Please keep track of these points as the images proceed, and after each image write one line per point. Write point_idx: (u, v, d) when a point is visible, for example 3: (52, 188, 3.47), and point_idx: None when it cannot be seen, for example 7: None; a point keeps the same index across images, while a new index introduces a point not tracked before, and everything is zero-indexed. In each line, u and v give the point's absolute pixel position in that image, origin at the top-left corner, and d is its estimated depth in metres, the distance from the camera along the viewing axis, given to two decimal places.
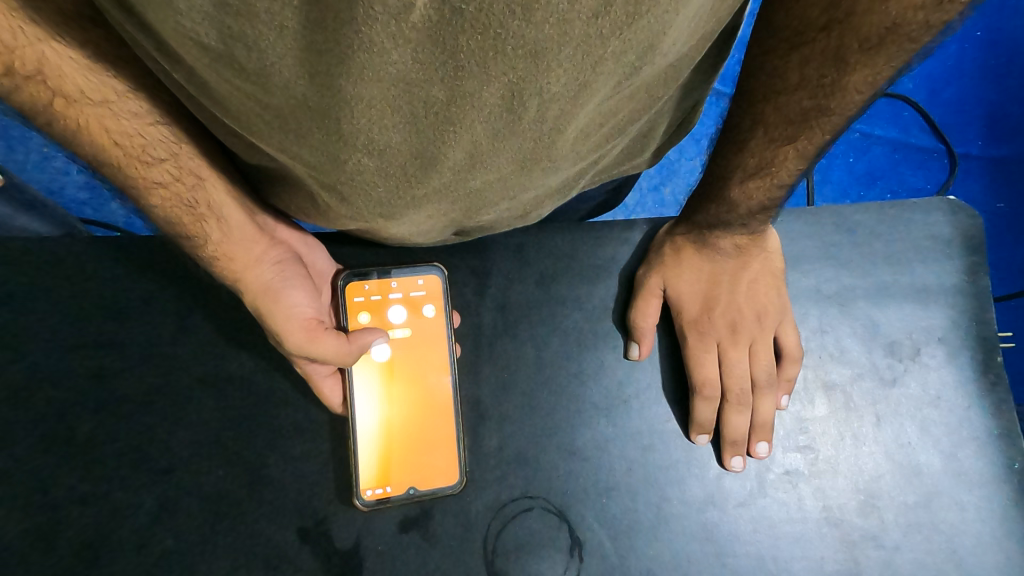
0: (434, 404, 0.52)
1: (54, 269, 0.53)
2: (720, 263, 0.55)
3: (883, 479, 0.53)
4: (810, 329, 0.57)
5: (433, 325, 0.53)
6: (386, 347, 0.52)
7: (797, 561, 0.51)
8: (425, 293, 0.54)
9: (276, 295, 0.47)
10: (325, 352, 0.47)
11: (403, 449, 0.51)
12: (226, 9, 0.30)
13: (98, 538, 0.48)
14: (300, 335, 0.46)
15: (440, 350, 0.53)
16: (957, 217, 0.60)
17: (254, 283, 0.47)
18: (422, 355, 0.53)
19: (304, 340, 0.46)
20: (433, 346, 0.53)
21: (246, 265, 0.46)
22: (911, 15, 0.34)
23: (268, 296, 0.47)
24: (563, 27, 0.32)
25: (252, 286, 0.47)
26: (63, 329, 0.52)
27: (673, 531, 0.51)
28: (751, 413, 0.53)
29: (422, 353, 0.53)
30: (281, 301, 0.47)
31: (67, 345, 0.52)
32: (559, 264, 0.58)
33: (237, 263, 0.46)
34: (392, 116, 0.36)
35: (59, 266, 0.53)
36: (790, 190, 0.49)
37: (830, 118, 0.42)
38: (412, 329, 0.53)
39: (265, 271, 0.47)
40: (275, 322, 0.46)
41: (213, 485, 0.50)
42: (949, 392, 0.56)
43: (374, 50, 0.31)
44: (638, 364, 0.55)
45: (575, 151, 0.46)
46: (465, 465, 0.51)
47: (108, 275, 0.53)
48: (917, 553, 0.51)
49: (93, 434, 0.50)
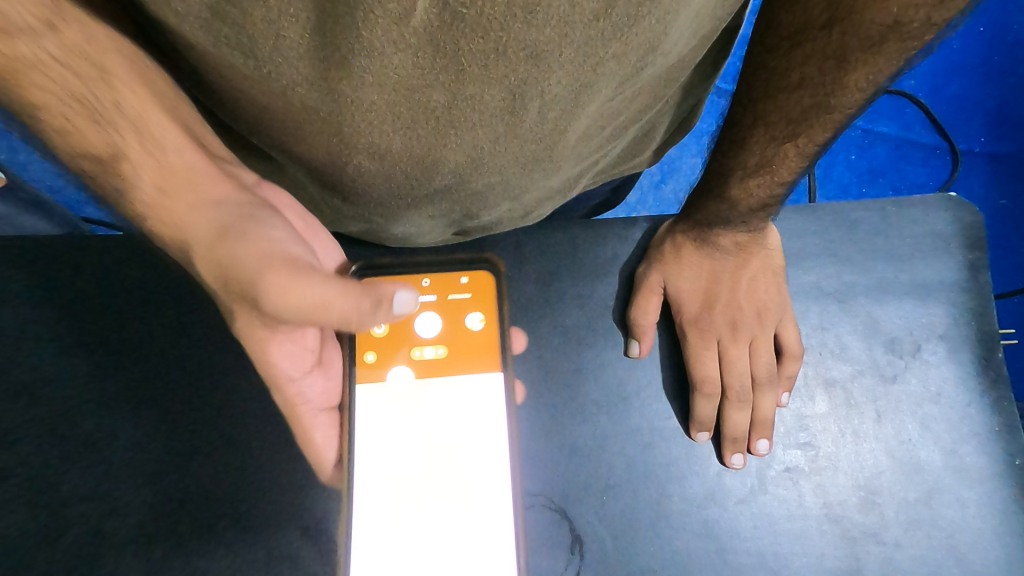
0: (474, 463, 0.46)
1: (60, 273, 0.54)
2: (720, 261, 0.56)
3: (884, 475, 0.53)
4: (810, 325, 0.57)
5: (477, 364, 0.48)
6: (407, 368, 0.47)
7: (797, 558, 0.50)
8: (469, 295, 0.48)
9: (246, 232, 0.39)
10: (312, 291, 0.38)
11: (423, 510, 0.45)
12: (225, 20, 0.32)
13: (98, 536, 0.48)
14: (284, 272, 0.38)
15: (487, 395, 0.47)
16: (957, 214, 0.60)
17: (205, 223, 0.39)
18: (459, 398, 0.47)
19: (286, 277, 0.38)
20: (476, 390, 0.47)
21: (192, 208, 0.39)
22: (912, 12, 0.34)
23: (233, 234, 0.39)
24: (564, 28, 0.32)
25: (211, 227, 0.39)
26: (69, 328, 0.53)
27: (673, 528, 0.51)
28: (751, 409, 0.54)
29: (460, 395, 0.47)
30: (250, 239, 0.39)
31: (72, 343, 0.52)
32: (559, 262, 0.58)
33: (177, 197, 0.39)
34: (393, 121, 0.37)
35: (65, 269, 0.54)
36: (790, 187, 0.49)
37: (831, 115, 0.42)
38: (446, 358, 0.48)
39: (223, 209, 0.40)
40: (249, 266, 0.38)
41: (213, 483, 0.50)
42: (951, 389, 0.55)
43: (376, 53, 0.32)
44: (639, 361, 0.55)
45: (577, 151, 0.46)
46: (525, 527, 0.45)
47: (114, 275, 0.54)
48: (918, 550, 0.51)
49: (95, 433, 0.50)
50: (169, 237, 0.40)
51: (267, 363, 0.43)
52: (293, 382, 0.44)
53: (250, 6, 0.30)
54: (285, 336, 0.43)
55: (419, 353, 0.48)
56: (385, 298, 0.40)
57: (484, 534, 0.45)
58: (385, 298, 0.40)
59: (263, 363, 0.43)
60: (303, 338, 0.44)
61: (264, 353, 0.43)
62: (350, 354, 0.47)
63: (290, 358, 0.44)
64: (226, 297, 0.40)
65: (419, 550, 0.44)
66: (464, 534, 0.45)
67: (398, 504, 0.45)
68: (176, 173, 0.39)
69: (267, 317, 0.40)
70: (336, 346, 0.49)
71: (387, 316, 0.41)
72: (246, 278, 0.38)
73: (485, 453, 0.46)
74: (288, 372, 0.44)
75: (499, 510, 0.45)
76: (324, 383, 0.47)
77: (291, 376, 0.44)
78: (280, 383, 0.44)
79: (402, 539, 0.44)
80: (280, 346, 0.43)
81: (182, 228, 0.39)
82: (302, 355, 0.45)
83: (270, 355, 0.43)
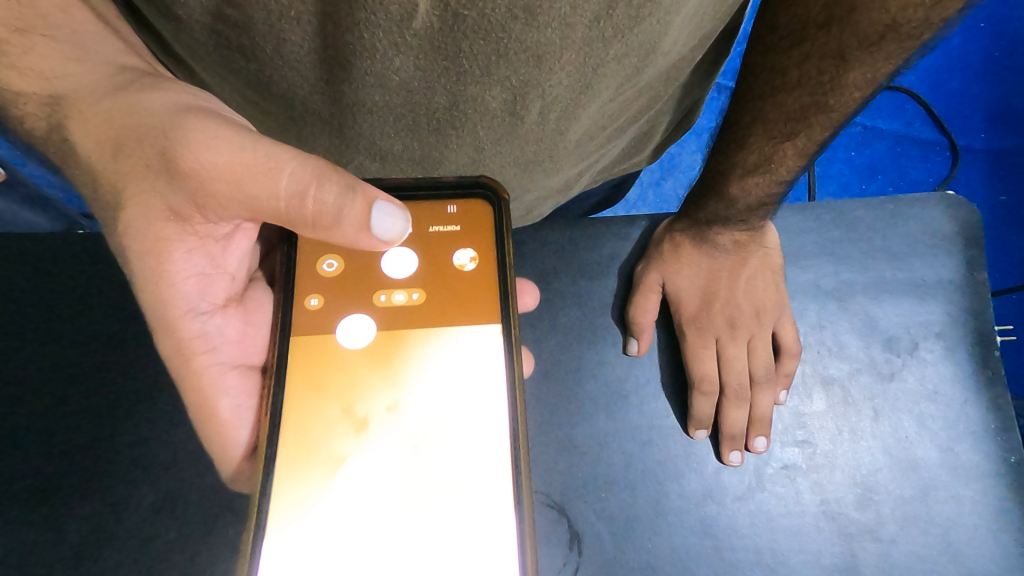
0: (463, 454, 0.36)
1: (74, 278, 0.56)
2: (720, 259, 0.57)
3: (881, 473, 0.53)
4: (808, 324, 0.58)
5: (462, 325, 0.39)
6: (367, 321, 0.38)
7: (795, 555, 0.50)
8: (457, 229, 0.40)
9: (165, 87, 0.35)
10: (234, 147, 0.33)
11: (373, 514, 0.35)
12: (227, 23, 0.32)
13: (98, 534, 0.48)
14: (213, 122, 0.33)
15: (473, 375, 0.38)
16: (955, 212, 0.60)
17: (88, 80, 0.35)
18: (434, 375, 0.38)
19: (205, 134, 0.33)
20: (459, 368, 0.38)
21: (65, 60, 0.35)
22: (910, 12, 0.34)
23: (145, 85, 0.35)
24: (565, 30, 0.32)
25: (109, 81, 0.35)
26: (83, 329, 0.54)
27: (672, 525, 0.51)
28: (749, 407, 0.54)
29: (436, 373, 0.38)
30: (159, 93, 0.34)
31: (84, 343, 0.54)
32: (558, 261, 0.58)
33: (47, 44, 0.35)
34: (394, 123, 0.37)
35: (80, 274, 0.56)
36: (789, 186, 0.49)
37: (830, 114, 0.42)
38: (422, 305, 0.39)
39: (130, 71, 0.36)
40: (165, 114, 0.33)
41: (214, 481, 0.50)
42: (947, 387, 0.56)
43: (377, 56, 0.32)
44: (637, 359, 0.55)
45: (578, 152, 0.46)
46: (528, 542, 0.34)
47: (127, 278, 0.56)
48: (913, 546, 0.51)
49: (99, 430, 0.51)
50: (33, 94, 0.35)
51: (162, 281, 0.37)
52: (193, 318, 0.38)
53: (251, 10, 0.31)
54: (192, 242, 0.37)
55: (386, 299, 0.39)
56: (359, 191, 0.33)
57: (452, 550, 0.35)
58: (362, 193, 0.33)
59: (159, 283, 0.37)
60: (213, 264, 0.38)
61: (160, 265, 0.36)
62: (285, 301, 0.38)
63: (193, 280, 0.38)
64: (117, 166, 0.35)
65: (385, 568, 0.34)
66: (425, 547, 0.35)
67: (339, 507, 0.35)
68: (50, 25, 0.35)
69: (187, 190, 0.34)
70: (265, 289, 0.42)
71: (359, 216, 0.33)
72: (161, 125, 0.33)
73: (474, 441, 0.36)
74: (189, 301, 0.38)
75: (491, 523, 0.35)
76: (240, 328, 0.40)
77: (192, 309, 0.38)
78: (175, 317, 0.38)
79: (339, 551, 0.34)
80: (182, 253, 0.37)
81: (54, 78, 0.35)
82: (212, 284, 0.38)
83: (167, 267, 0.37)
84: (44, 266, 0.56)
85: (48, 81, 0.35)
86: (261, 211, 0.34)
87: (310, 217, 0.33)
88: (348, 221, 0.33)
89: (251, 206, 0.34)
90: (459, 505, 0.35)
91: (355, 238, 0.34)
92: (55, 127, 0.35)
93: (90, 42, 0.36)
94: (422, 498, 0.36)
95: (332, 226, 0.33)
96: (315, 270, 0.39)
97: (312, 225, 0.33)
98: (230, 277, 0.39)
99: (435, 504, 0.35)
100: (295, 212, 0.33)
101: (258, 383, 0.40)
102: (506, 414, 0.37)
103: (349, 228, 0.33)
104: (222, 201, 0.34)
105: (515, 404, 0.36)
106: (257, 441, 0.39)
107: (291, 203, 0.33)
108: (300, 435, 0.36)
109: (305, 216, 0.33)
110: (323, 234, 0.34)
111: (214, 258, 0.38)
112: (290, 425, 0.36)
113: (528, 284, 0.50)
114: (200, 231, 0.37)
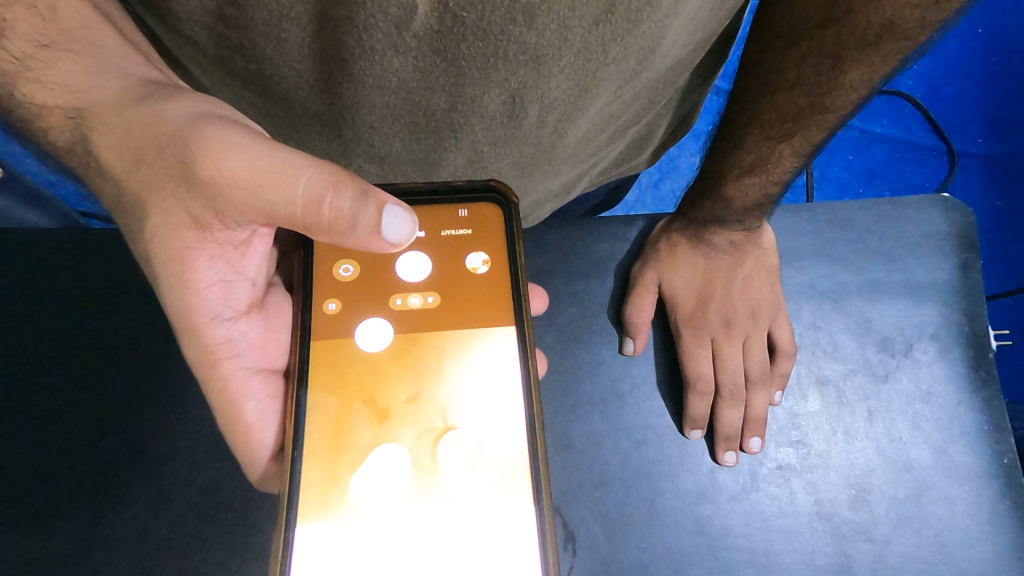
0: (481, 453, 0.36)
1: (74, 273, 0.56)
2: (715, 260, 0.57)
3: (874, 473, 0.53)
4: (804, 325, 0.58)
5: (478, 326, 0.39)
6: (386, 325, 0.38)
7: (788, 554, 0.50)
8: (469, 232, 0.40)
9: (183, 96, 0.34)
10: (251, 154, 0.32)
11: (396, 508, 0.35)
12: (227, 25, 0.32)
13: (90, 531, 0.48)
14: (230, 129, 0.33)
15: (491, 371, 0.38)
16: (950, 214, 0.61)
17: (103, 92, 0.34)
18: (452, 370, 0.38)
19: (221, 141, 0.32)
20: (478, 366, 0.38)
21: (87, 73, 0.34)
22: (906, 12, 0.34)
23: (163, 96, 0.34)
24: (565, 32, 0.32)
25: (128, 93, 0.34)
26: (81, 326, 0.54)
27: (665, 524, 0.51)
28: (744, 407, 0.54)
29: (454, 368, 0.38)
30: (176, 98, 0.34)
31: (84, 341, 0.54)
32: (555, 261, 0.58)
33: (69, 57, 0.35)
34: (393, 124, 0.37)
35: (79, 269, 0.56)
36: (785, 186, 0.49)
37: (826, 115, 0.42)
38: (437, 308, 0.39)
39: (141, 81, 0.35)
40: (183, 123, 0.33)
41: (209, 477, 0.50)
42: (941, 388, 0.56)
43: (376, 57, 0.32)
44: (633, 359, 0.55)
45: (576, 155, 0.46)
46: (548, 533, 0.34)
47: (126, 276, 0.56)
48: (906, 546, 0.51)
49: (93, 428, 0.51)
50: (57, 107, 0.34)
51: (187, 289, 0.36)
52: (218, 325, 0.37)
53: (251, 11, 0.31)
54: (213, 249, 0.36)
55: (401, 303, 0.39)
56: (373, 198, 0.33)
57: (477, 542, 0.35)
58: (374, 199, 0.33)
59: (183, 292, 0.36)
60: (234, 270, 0.38)
61: (183, 274, 0.36)
62: (303, 302, 0.37)
63: (216, 288, 0.37)
64: (130, 178, 0.34)
65: (404, 566, 0.34)
66: (449, 541, 0.35)
67: (364, 502, 0.35)
68: (71, 38, 0.35)
69: (206, 197, 0.34)
70: (284, 294, 0.42)
71: (372, 222, 0.33)
72: (179, 133, 0.33)
73: (493, 439, 0.37)
74: (213, 308, 0.37)
75: (509, 519, 0.35)
76: (263, 333, 0.40)
77: (216, 315, 0.37)
78: (200, 325, 0.37)
79: (364, 544, 0.34)
80: (205, 262, 0.36)
81: (75, 91, 0.34)
82: (235, 290, 0.38)
83: (190, 275, 0.36)
84: (41, 265, 0.55)
85: (69, 95, 0.34)
86: (278, 218, 0.34)
87: (325, 223, 0.33)
88: (362, 227, 0.33)
89: (268, 213, 0.34)
90: (480, 498, 0.36)
91: (367, 243, 0.34)
92: (79, 139, 0.34)
93: (96, 38, 0.36)
94: (446, 493, 0.36)
95: (346, 232, 0.33)
96: (334, 274, 0.39)
97: (326, 231, 0.33)
98: (251, 282, 0.39)
99: (456, 496, 0.36)
100: (312, 219, 0.33)
101: (281, 386, 0.40)
102: (524, 412, 0.37)
103: (361, 234, 0.33)
104: (240, 208, 0.34)
105: (531, 399, 0.37)
106: (283, 442, 0.39)
107: (308, 209, 0.33)
108: (321, 431, 0.36)
109: (320, 222, 0.33)
110: (337, 239, 0.34)
111: (234, 265, 0.38)
112: (308, 428, 0.36)
113: (538, 288, 0.50)
114: (220, 238, 0.36)
